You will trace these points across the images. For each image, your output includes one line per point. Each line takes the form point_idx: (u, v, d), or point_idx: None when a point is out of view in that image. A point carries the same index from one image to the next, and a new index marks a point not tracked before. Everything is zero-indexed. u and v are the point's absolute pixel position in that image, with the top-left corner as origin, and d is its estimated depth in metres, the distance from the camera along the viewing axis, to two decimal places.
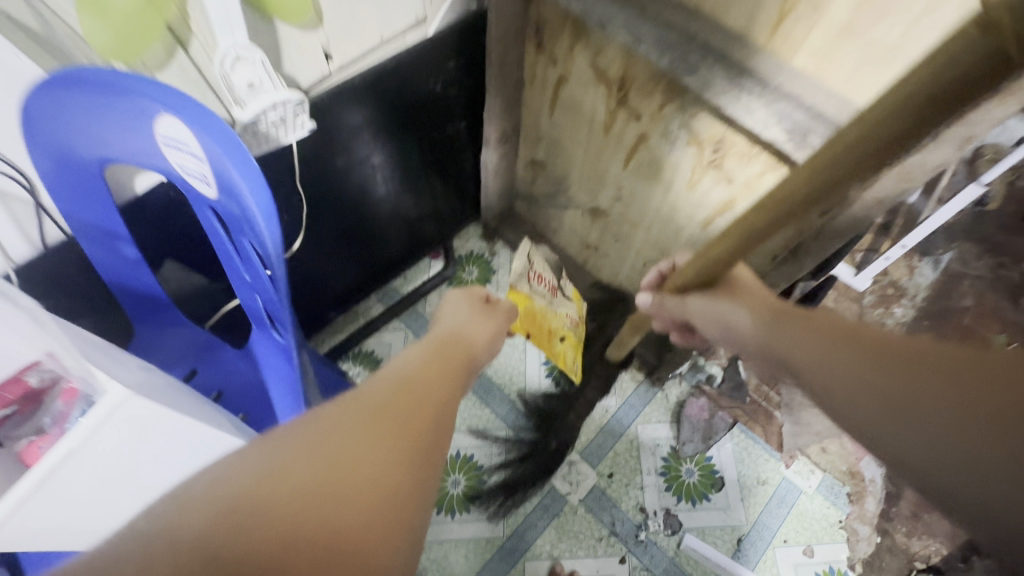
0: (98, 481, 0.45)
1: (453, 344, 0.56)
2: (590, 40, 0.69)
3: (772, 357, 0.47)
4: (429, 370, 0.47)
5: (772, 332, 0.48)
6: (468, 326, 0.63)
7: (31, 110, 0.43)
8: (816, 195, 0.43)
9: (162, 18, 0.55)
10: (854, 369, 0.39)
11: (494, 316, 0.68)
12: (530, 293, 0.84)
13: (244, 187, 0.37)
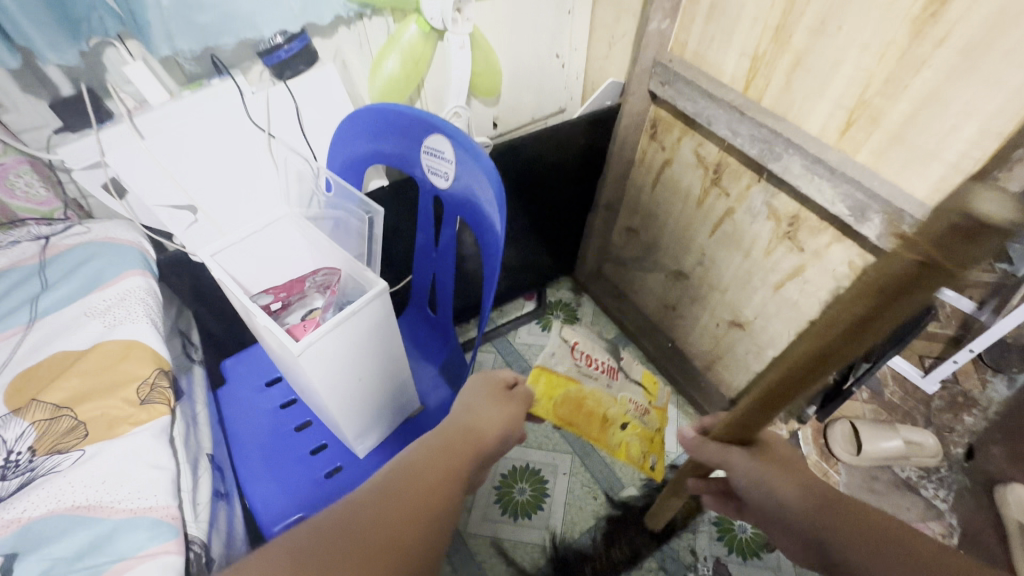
0: (341, 350, 0.56)
1: (457, 435, 0.55)
2: (696, 134, 0.91)
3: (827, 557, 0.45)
4: (427, 470, 0.48)
5: (829, 528, 0.45)
6: (476, 414, 0.61)
7: (345, 126, 0.71)
8: (774, 392, 0.44)
9: (411, 84, 0.82)
10: None
11: (509, 405, 0.65)
12: (580, 377, 0.86)
13: (483, 175, 0.59)
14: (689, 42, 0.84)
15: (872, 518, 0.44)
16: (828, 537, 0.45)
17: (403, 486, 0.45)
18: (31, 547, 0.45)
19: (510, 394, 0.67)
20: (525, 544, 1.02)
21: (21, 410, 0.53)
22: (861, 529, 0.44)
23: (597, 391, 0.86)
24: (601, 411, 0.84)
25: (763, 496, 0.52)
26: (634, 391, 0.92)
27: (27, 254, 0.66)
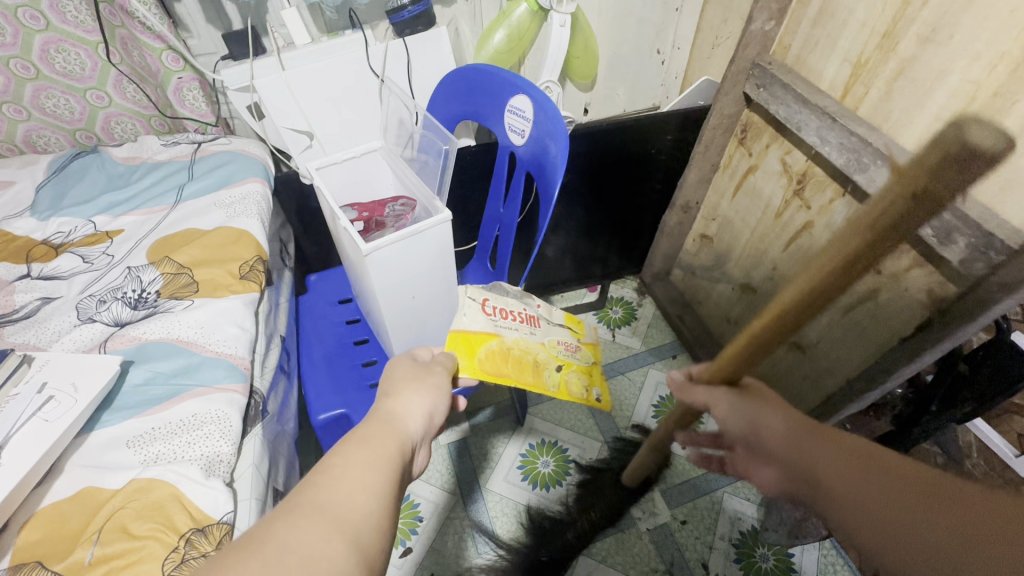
0: (402, 264, 0.64)
1: (382, 427, 0.45)
2: (785, 141, 0.89)
3: (795, 471, 0.48)
4: (342, 462, 0.39)
5: (802, 451, 0.48)
6: (389, 404, 0.49)
7: (444, 84, 0.79)
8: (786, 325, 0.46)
9: (511, 58, 0.90)
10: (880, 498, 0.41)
11: (425, 380, 0.54)
12: (499, 331, 0.66)
13: (554, 133, 0.64)
14: (793, 45, 0.83)
15: (838, 446, 0.46)
16: (813, 462, 0.46)
17: (355, 502, 0.36)
18: (144, 359, 0.58)
19: (427, 368, 0.56)
20: (536, 513, 1.04)
21: (156, 262, 0.67)
22: (830, 445, 0.47)
23: (520, 342, 0.67)
24: (530, 358, 0.67)
25: (750, 431, 0.53)
26: (560, 333, 0.75)
27: (184, 151, 0.84)
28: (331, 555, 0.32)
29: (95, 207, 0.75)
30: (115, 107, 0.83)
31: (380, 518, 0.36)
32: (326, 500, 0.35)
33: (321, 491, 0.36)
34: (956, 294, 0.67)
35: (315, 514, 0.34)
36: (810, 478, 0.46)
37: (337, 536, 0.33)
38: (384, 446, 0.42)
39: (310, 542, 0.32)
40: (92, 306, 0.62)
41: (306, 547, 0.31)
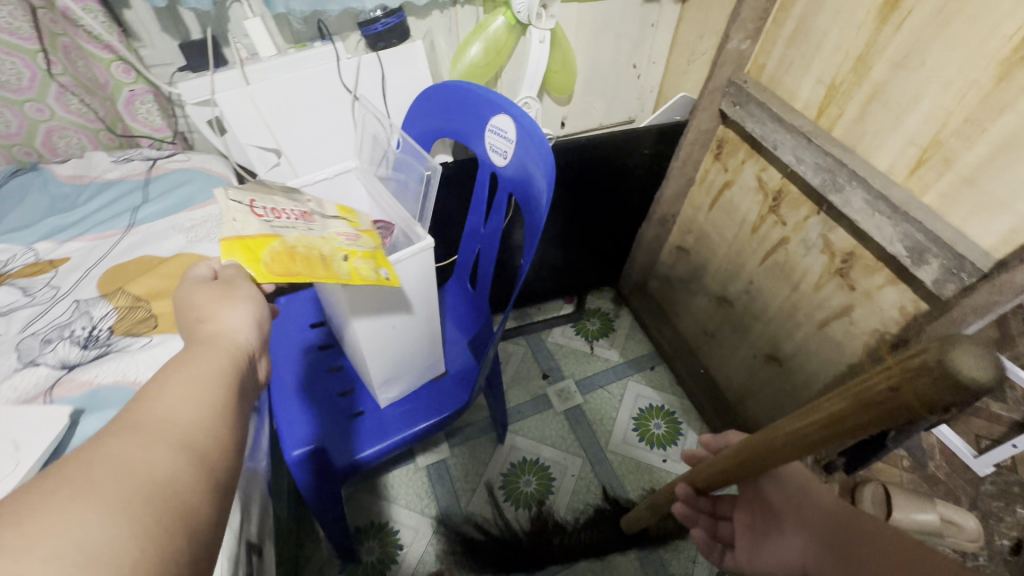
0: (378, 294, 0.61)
1: (205, 345, 0.41)
2: (761, 158, 0.91)
3: (827, 537, 0.54)
4: (169, 386, 0.37)
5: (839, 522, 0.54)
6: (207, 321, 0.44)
7: (423, 99, 0.76)
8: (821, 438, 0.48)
9: (487, 73, 0.88)
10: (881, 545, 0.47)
11: (235, 292, 0.45)
12: (280, 232, 0.50)
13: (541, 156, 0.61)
14: (768, 65, 0.84)
15: (865, 523, 0.52)
16: (841, 532, 0.53)
17: (197, 416, 0.35)
18: (96, 407, 0.52)
19: (228, 280, 0.46)
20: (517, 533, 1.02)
21: (109, 295, 0.62)
22: (859, 525, 0.52)
23: (305, 240, 0.51)
24: (317, 252, 0.51)
25: (796, 502, 0.62)
26: (338, 226, 0.58)
27: (137, 169, 0.78)
28: (163, 467, 0.31)
29: (36, 233, 0.68)
30: (58, 120, 0.77)
31: (216, 426, 0.36)
32: (156, 417, 0.34)
33: (143, 412, 0.34)
34: (929, 311, 0.70)
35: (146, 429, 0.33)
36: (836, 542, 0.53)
37: (160, 444, 0.32)
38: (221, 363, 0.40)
39: (141, 456, 0.31)
40: (36, 347, 0.56)
41: (141, 459, 0.31)
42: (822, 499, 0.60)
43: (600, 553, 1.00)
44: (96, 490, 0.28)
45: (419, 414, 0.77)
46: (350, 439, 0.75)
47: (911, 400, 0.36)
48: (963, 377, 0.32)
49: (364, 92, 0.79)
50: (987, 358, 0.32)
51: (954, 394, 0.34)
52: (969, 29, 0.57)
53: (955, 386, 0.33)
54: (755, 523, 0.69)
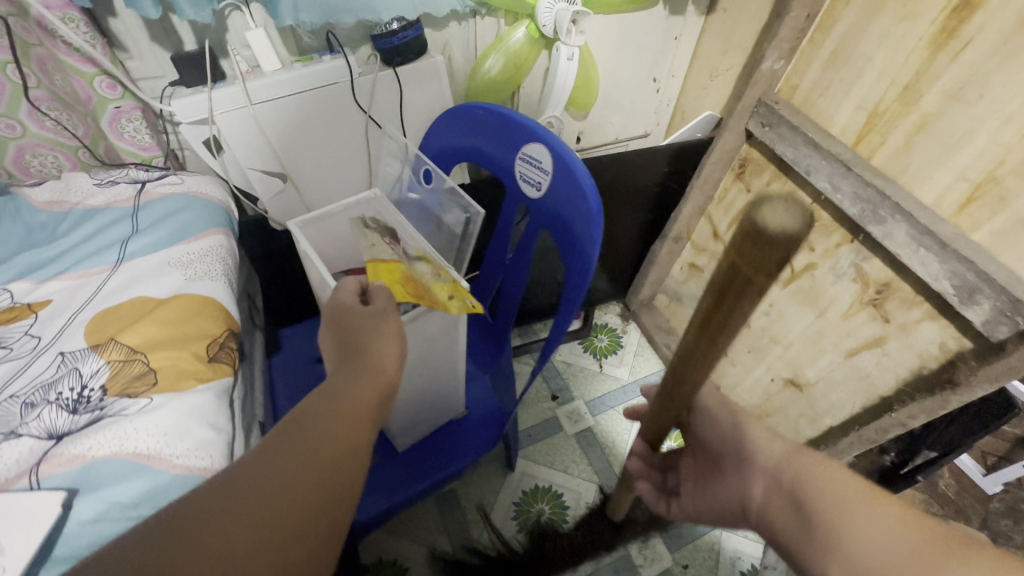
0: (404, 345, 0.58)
1: (359, 379, 0.46)
2: (789, 181, 0.87)
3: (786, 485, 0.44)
4: (335, 421, 0.42)
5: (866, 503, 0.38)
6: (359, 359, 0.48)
7: (447, 121, 0.70)
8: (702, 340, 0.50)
9: (508, 89, 0.83)
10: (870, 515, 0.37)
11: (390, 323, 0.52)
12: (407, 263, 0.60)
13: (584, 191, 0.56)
14: (801, 86, 0.81)
15: (836, 476, 0.42)
16: (804, 483, 0.43)
17: (317, 474, 0.38)
18: (91, 485, 0.45)
19: (382, 312, 0.53)
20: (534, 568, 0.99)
21: (99, 346, 0.54)
22: (852, 487, 0.40)
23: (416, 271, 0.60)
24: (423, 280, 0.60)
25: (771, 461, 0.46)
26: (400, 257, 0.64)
27: (124, 195, 0.69)
28: (314, 502, 0.37)
29: (10, 271, 0.61)
30: (31, 137, 0.67)
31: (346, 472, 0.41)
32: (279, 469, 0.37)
33: (285, 455, 0.39)
34: (974, 349, 0.68)
35: (267, 480, 0.36)
36: (796, 490, 0.43)
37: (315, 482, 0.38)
38: (354, 417, 0.43)
39: (260, 508, 0.35)
40: (16, 414, 0.49)
41: (251, 514, 0.34)
42: (761, 443, 0.50)
43: None
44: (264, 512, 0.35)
45: (440, 461, 0.73)
46: (368, 492, 0.70)
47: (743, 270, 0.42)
48: (774, 228, 0.40)
49: (379, 113, 0.73)
50: (793, 214, 0.41)
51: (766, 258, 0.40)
52: None
53: (767, 241, 0.40)
54: (697, 467, 0.63)
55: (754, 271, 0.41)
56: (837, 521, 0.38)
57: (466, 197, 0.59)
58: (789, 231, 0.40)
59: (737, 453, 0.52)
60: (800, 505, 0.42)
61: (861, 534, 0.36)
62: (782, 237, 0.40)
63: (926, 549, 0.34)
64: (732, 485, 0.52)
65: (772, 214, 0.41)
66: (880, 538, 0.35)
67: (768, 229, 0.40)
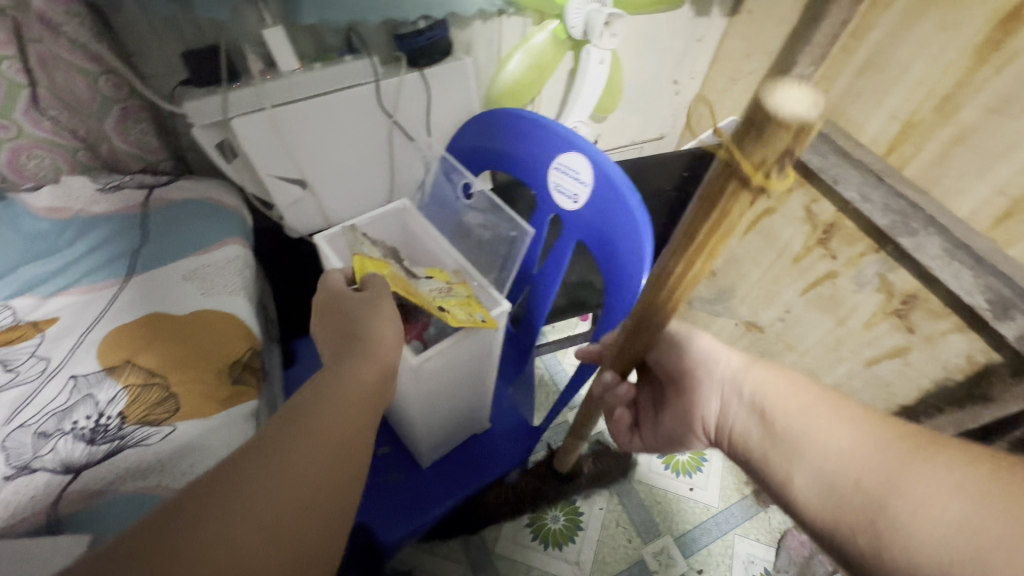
0: (446, 367, 0.55)
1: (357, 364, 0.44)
2: (812, 189, 0.86)
3: (747, 397, 0.49)
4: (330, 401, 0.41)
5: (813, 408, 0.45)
6: (357, 342, 0.46)
7: (476, 126, 0.67)
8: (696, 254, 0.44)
9: (532, 91, 0.79)
10: (830, 423, 0.43)
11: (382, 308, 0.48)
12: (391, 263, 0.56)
13: (634, 211, 0.53)
14: (830, 93, 0.80)
15: (796, 387, 0.48)
16: (767, 398, 0.48)
17: (316, 461, 0.37)
18: (109, 527, 0.42)
19: (373, 300, 0.48)
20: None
21: (114, 370, 0.51)
22: (804, 390, 0.47)
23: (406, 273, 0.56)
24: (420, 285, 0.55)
25: (724, 376, 0.52)
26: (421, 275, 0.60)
27: (131, 202, 0.66)
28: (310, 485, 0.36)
29: (11, 286, 0.58)
30: (25, 139, 0.63)
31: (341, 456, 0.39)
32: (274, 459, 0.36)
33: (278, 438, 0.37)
34: (1005, 362, 0.67)
35: (261, 470, 0.35)
36: (760, 403, 0.48)
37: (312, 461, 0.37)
38: (352, 403, 0.42)
39: (250, 497, 0.33)
40: (29, 445, 0.46)
41: (245, 505, 0.33)
42: (721, 352, 0.54)
43: None
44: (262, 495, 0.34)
45: (465, 476, 0.72)
46: (393, 511, 0.68)
47: (713, 208, 0.40)
48: (786, 106, 0.32)
49: (403, 117, 0.70)
50: (805, 95, 0.33)
51: (738, 192, 0.38)
52: None
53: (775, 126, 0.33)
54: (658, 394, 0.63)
55: (724, 207, 0.40)
56: (802, 420, 0.44)
57: (517, 215, 0.58)
58: (800, 116, 0.32)
59: (693, 373, 0.54)
60: (766, 419, 0.47)
61: (830, 446, 0.41)
62: (792, 123, 0.32)
63: (892, 455, 0.39)
64: (688, 407, 0.54)
65: (790, 98, 0.33)
66: (849, 449, 0.40)
67: (765, 128, 0.34)
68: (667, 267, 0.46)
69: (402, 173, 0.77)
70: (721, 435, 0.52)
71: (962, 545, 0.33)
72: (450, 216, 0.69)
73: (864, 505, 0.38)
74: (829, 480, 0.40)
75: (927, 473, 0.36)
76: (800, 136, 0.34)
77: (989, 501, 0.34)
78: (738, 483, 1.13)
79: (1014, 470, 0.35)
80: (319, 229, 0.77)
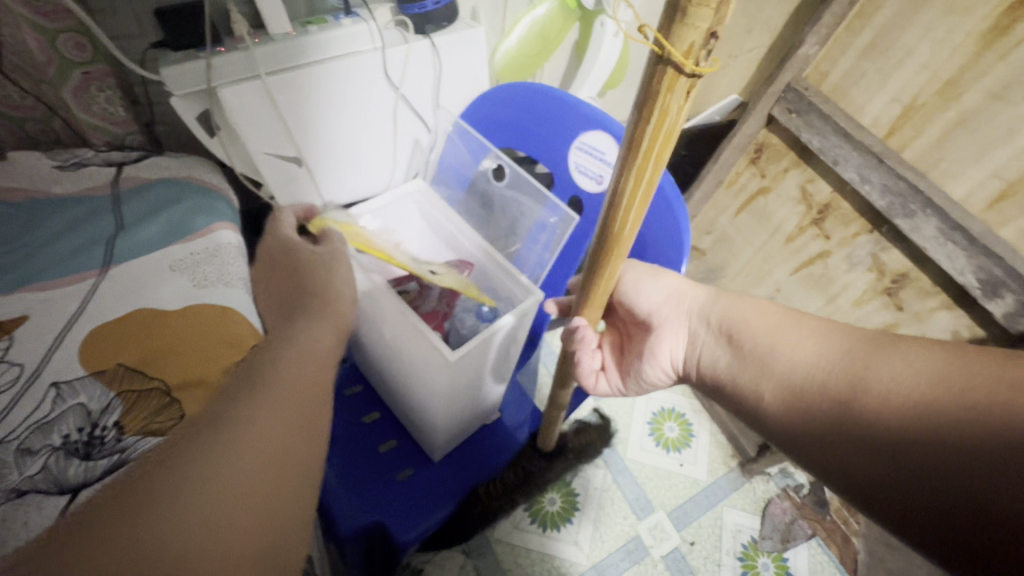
0: (478, 360, 0.53)
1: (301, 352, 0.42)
2: (809, 168, 0.88)
3: (717, 328, 0.49)
4: (283, 378, 0.38)
5: (780, 329, 0.45)
6: (292, 331, 0.44)
7: (490, 96, 0.63)
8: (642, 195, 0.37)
9: (537, 62, 0.74)
10: (794, 341, 0.44)
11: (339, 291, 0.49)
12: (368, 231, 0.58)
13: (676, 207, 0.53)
14: (832, 73, 0.81)
15: (756, 310, 0.48)
16: (734, 323, 0.48)
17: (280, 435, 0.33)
18: None
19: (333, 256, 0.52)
20: (549, 556, 0.99)
21: (105, 374, 0.45)
22: (769, 313, 0.47)
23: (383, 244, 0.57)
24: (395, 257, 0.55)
25: (693, 310, 0.51)
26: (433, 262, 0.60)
27: (99, 180, 0.59)
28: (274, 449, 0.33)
29: None
30: None
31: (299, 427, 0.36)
32: (229, 440, 0.31)
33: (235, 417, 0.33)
34: (991, 337, 0.71)
35: (215, 456, 0.30)
36: (729, 330, 0.48)
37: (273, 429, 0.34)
38: (308, 387, 0.38)
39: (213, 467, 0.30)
40: (8, 464, 0.39)
41: (199, 487, 0.28)
42: (687, 284, 0.52)
43: (632, 564, 0.99)
44: (225, 466, 0.30)
45: (478, 466, 0.71)
46: (408, 507, 0.66)
47: (643, 116, 0.32)
48: None
49: (409, 87, 0.64)
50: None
51: (670, 91, 0.30)
52: None
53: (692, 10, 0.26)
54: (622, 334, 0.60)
55: (661, 113, 0.31)
56: (768, 340, 0.45)
57: (544, 187, 0.56)
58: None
59: (660, 309, 0.52)
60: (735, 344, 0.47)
61: (796, 354, 0.43)
62: (709, 3, 0.25)
63: (854, 352, 0.40)
64: (654, 342, 0.52)
65: None
66: (812, 354, 0.42)
67: (684, 10, 0.26)
68: (612, 185, 0.37)
69: (403, 149, 0.72)
70: (690, 367, 0.51)
71: (913, 416, 0.34)
72: (469, 197, 0.65)
73: (828, 407, 0.39)
74: (794, 386, 0.42)
75: (886, 358, 0.38)
76: (724, 16, 0.27)
77: (940, 371, 0.35)
78: (724, 456, 1.17)
79: (958, 347, 0.36)
80: None
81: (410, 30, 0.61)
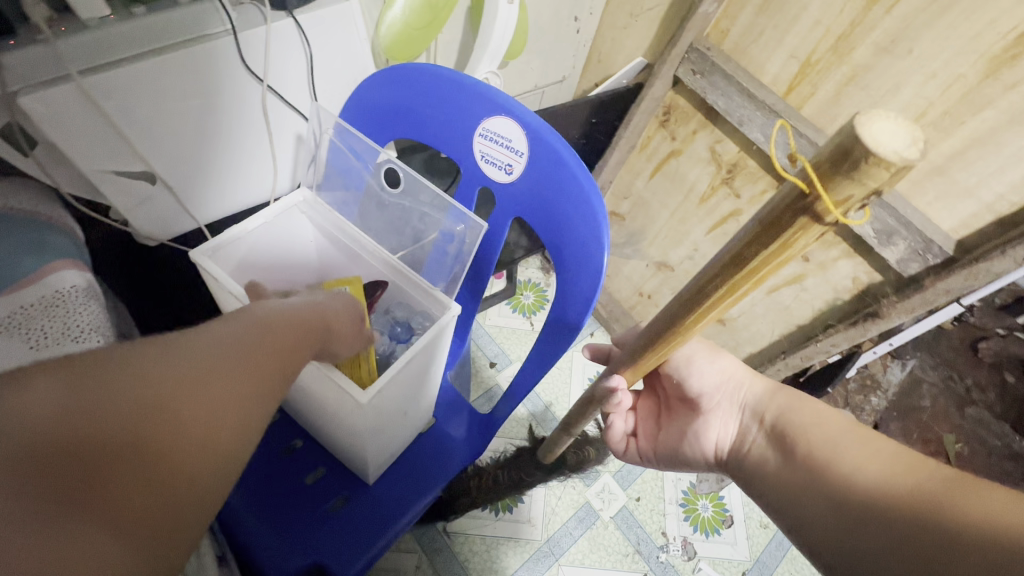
0: (398, 391, 0.49)
1: (302, 316, 0.39)
2: (716, 129, 0.88)
3: (780, 435, 0.48)
4: (278, 331, 0.37)
5: (843, 442, 0.43)
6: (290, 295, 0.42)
7: (376, 80, 0.55)
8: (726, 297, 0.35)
9: (428, 38, 0.66)
10: (859, 454, 0.41)
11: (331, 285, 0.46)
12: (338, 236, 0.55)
13: (589, 190, 0.48)
14: (732, 31, 0.80)
15: (825, 422, 0.46)
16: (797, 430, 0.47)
17: (186, 432, 0.30)
18: None
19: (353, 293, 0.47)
20: (502, 539, 0.99)
21: None
22: (838, 426, 0.45)
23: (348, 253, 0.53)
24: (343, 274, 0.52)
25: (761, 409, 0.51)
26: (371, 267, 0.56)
27: None
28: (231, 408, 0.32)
29: None
30: None
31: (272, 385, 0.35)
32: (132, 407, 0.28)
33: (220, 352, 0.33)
34: (886, 280, 0.76)
35: (105, 425, 0.27)
36: (791, 435, 0.47)
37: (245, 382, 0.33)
38: (296, 342, 0.38)
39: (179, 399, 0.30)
40: None
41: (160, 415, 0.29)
42: (756, 382, 0.53)
43: (585, 531, 1.02)
44: (189, 405, 0.30)
45: (417, 479, 0.68)
46: (346, 538, 0.61)
47: (767, 241, 0.29)
48: (881, 147, 0.21)
49: (276, 74, 0.55)
50: (905, 128, 0.22)
51: (804, 230, 0.27)
52: (964, 21, 0.57)
53: (862, 171, 0.23)
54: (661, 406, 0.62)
55: (783, 244, 0.28)
56: (829, 450, 0.43)
57: (443, 191, 0.50)
58: (902, 158, 0.21)
59: (713, 400, 0.54)
60: (791, 448, 0.46)
61: (860, 471, 0.40)
62: (890, 167, 0.22)
63: (936, 488, 0.36)
64: (701, 428, 0.54)
65: (880, 133, 0.22)
66: (879, 473, 0.39)
67: (856, 164, 0.22)
68: (699, 279, 0.35)
69: (284, 148, 0.62)
70: (732, 460, 0.52)
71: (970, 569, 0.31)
72: (367, 199, 0.59)
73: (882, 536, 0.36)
74: (848, 504, 0.39)
75: (970, 502, 0.33)
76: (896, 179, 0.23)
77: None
78: None
79: None
80: (184, 230, 0.61)
81: (266, 7, 0.51)
